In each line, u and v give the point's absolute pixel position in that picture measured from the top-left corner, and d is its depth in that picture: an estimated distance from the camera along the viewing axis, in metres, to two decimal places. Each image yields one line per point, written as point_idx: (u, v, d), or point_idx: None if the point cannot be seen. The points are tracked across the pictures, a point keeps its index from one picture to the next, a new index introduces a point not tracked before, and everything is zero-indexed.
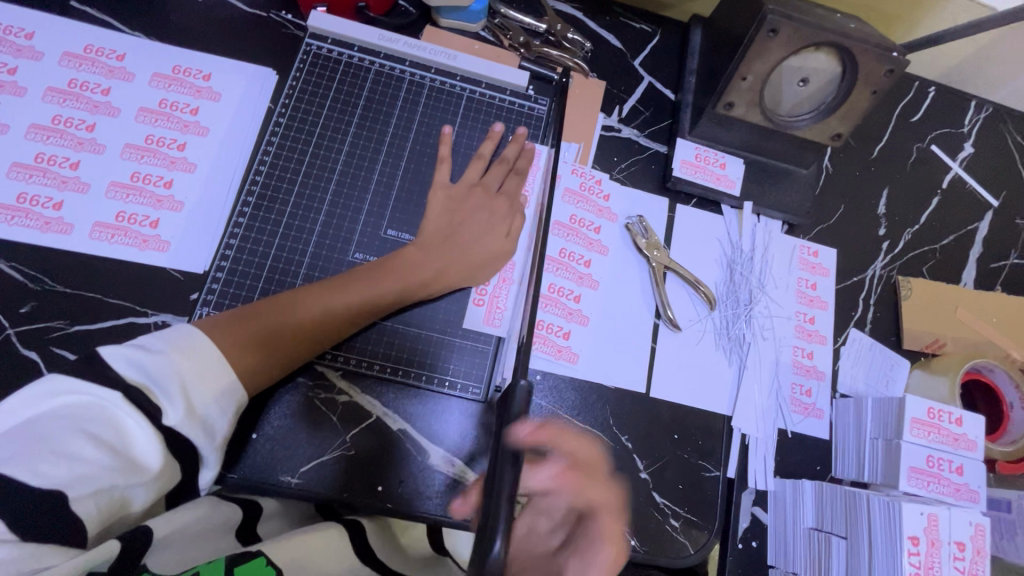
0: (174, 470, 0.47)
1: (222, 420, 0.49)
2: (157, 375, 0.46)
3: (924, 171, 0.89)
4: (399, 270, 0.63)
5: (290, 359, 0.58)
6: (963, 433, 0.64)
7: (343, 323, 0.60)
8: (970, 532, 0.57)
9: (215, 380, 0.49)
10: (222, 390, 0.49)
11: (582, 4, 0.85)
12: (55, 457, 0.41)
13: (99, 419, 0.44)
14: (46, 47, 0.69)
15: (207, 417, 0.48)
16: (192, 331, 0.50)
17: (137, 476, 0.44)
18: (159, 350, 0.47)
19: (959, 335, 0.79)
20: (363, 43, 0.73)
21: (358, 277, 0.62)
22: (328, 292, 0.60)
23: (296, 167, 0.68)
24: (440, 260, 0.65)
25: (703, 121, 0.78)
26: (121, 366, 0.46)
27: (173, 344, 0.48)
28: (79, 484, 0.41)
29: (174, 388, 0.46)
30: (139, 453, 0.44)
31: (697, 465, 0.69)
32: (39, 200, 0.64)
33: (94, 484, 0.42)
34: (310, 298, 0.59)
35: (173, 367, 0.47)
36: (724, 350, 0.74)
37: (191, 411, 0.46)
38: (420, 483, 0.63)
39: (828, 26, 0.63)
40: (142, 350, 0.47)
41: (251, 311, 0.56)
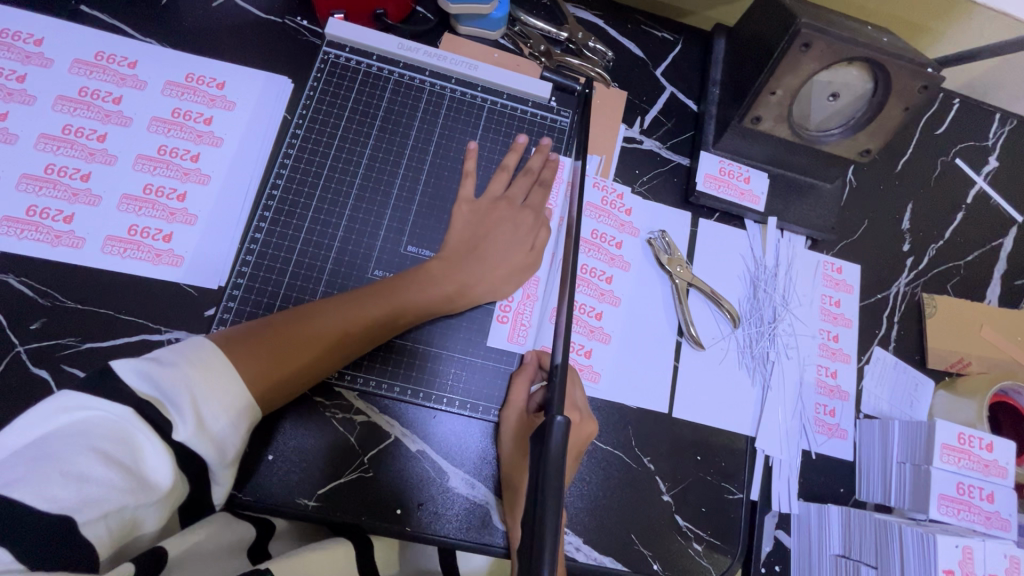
0: (182, 483, 0.46)
1: (233, 435, 0.47)
2: (167, 388, 0.44)
3: (949, 185, 0.87)
4: (421, 287, 0.61)
5: (311, 377, 0.56)
6: (994, 459, 0.63)
7: (365, 339, 0.59)
8: (1005, 564, 0.55)
9: (225, 394, 0.46)
10: (232, 405, 0.47)
11: (603, 11, 0.83)
12: (63, 479, 0.39)
13: (109, 437, 0.42)
14: (56, 54, 0.67)
15: (217, 432, 0.46)
16: (208, 346, 0.48)
17: (148, 495, 0.42)
18: (170, 362, 0.45)
19: (984, 354, 0.78)
20: (382, 52, 0.71)
21: (379, 291, 0.60)
22: (349, 308, 0.58)
23: (314, 180, 0.67)
24: (463, 280, 0.63)
25: (727, 134, 0.76)
26: (130, 378, 0.44)
27: (185, 356, 0.46)
28: (88, 508, 0.39)
29: (184, 404, 0.44)
30: (150, 472, 0.43)
31: (720, 487, 0.68)
32: (49, 213, 0.62)
33: (104, 506, 0.40)
34: (331, 313, 0.57)
35: (184, 380, 0.45)
36: (747, 369, 0.72)
37: (202, 428, 0.45)
38: (438, 506, 0.62)
39: (863, 40, 0.61)
40: (153, 362, 0.45)
41: (271, 328, 0.54)
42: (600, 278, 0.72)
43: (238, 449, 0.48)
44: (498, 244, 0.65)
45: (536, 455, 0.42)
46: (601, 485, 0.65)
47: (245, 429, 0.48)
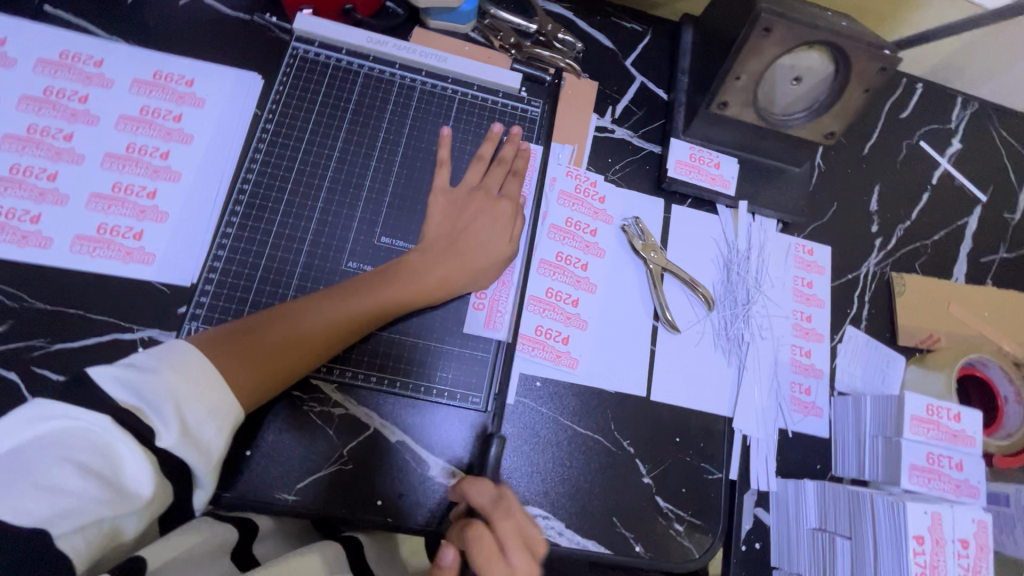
0: (167, 492, 0.44)
1: (217, 439, 0.47)
2: (148, 394, 0.44)
3: (914, 167, 0.90)
4: (403, 278, 0.61)
5: (293, 375, 0.56)
6: (961, 428, 0.64)
7: (344, 335, 0.59)
8: (974, 529, 0.56)
9: (207, 397, 0.47)
10: (216, 407, 0.47)
11: (572, 4, 0.84)
12: (38, 492, 0.39)
13: (85, 447, 0.41)
14: (19, 53, 0.66)
15: (199, 437, 0.46)
16: (187, 350, 0.48)
17: (128, 505, 0.42)
18: (151, 368, 0.46)
19: (952, 330, 0.80)
20: (351, 46, 0.72)
21: (360, 287, 0.60)
22: (328, 304, 0.58)
23: (285, 174, 0.67)
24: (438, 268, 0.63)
25: (696, 121, 0.77)
26: (110, 386, 0.44)
27: (165, 361, 0.47)
28: (64, 520, 0.39)
29: (168, 411, 0.44)
30: (130, 481, 0.42)
31: (699, 467, 0.68)
32: (15, 213, 0.61)
33: (81, 517, 0.39)
34: (310, 312, 0.57)
35: (165, 386, 0.45)
36: (723, 350, 0.73)
37: (186, 433, 0.45)
38: (420, 496, 0.62)
39: (821, 24, 0.63)
40: (134, 369, 0.45)
41: (251, 330, 0.54)
42: (576, 267, 0.72)
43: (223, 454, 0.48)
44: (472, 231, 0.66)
45: None
46: (582, 470, 0.66)
47: (229, 433, 0.48)
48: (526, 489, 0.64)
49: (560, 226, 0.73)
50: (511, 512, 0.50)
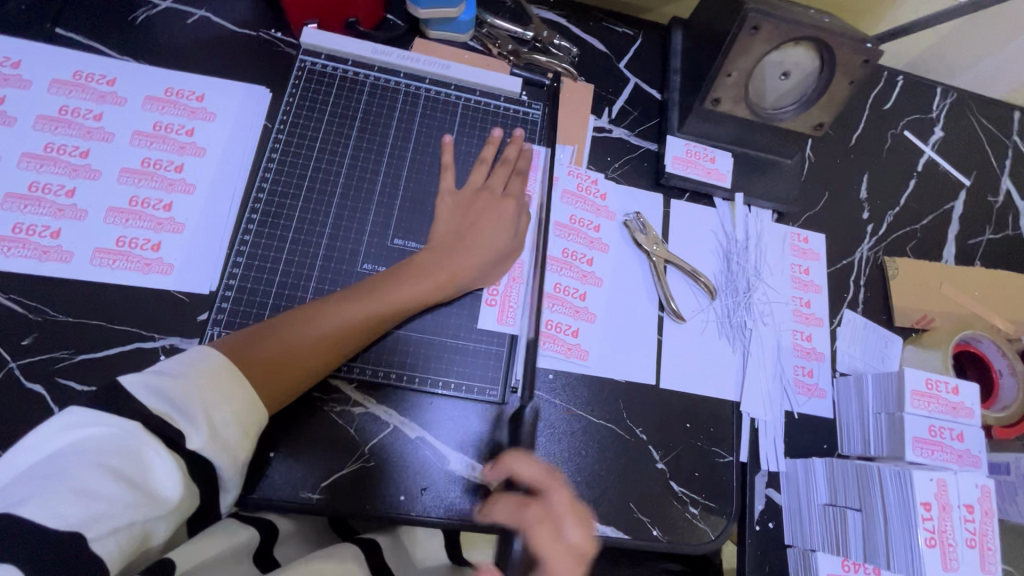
0: (194, 497, 0.45)
1: (243, 443, 0.49)
2: (174, 397, 0.46)
3: (900, 156, 0.93)
4: (414, 279, 0.63)
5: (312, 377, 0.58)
6: (960, 401, 0.67)
7: (360, 337, 0.60)
8: (977, 494, 0.59)
9: (232, 399, 0.48)
10: (241, 409, 0.48)
11: (565, 11, 0.88)
12: (70, 496, 0.38)
13: (117, 452, 0.42)
14: (33, 75, 0.68)
15: (226, 439, 0.47)
16: (210, 356, 0.49)
17: (159, 509, 0.42)
18: (176, 374, 0.47)
19: (945, 310, 0.83)
20: (357, 57, 0.74)
21: (373, 289, 0.61)
22: (343, 308, 0.59)
23: (298, 182, 0.69)
24: (450, 267, 0.65)
25: (691, 118, 0.80)
26: (135, 390, 0.45)
27: (191, 367, 0.48)
28: (96, 524, 0.39)
29: (198, 415, 0.46)
30: (161, 485, 0.43)
31: (711, 451, 0.70)
32: (36, 229, 0.62)
33: (113, 521, 0.39)
34: (326, 315, 0.58)
35: (191, 389, 0.46)
36: (727, 337, 0.75)
37: (215, 436, 0.46)
38: (441, 490, 0.63)
39: (806, 21, 0.66)
40: (159, 374, 0.47)
41: (270, 335, 0.55)
42: (581, 262, 0.75)
43: (247, 457, 0.49)
44: (482, 230, 0.68)
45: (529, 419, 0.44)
46: (597, 458, 0.68)
47: (254, 435, 0.50)
48: None
49: (565, 223, 0.76)
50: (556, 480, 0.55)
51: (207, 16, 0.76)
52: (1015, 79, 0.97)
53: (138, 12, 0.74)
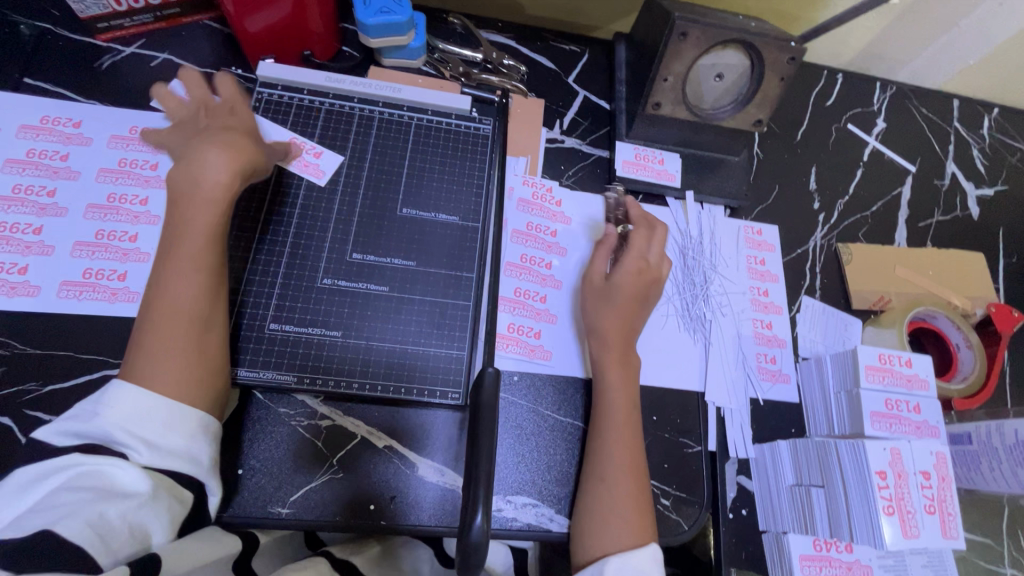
0: (186, 497, 0.50)
1: (196, 443, 0.52)
2: (101, 434, 0.48)
3: (846, 148, 0.97)
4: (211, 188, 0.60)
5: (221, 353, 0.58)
6: (914, 373, 0.68)
7: (210, 283, 0.57)
8: (933, 461, 0.61)
9: (161, 415, 0.50)
10: (181, 421, 0.51)
11: (513, 33, 0.93)
12: (37, 512, 0.43)
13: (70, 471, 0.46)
14: (2, 122, 0.71)
15: (174, 448, 0.50)
16: (117, 390, 0.50)
17: (126, 502, 0.46)
18: (91, 412, 0.49)
19: (900, 290, 0.85)
20: (312, 86, 0.78)
21: (179, 236, 0.58)
22: (175, 272, 0.56)
23: (258, 205, 0.71)
24: (235, 156, 0.62)
25: (637, 123, 0.84)
26: (61, 439, 0.48)
27: (102, 400, 0.50)
28: (67, 522, 0.43)
29: (128, 436, 0.48)
30: (122, 484, 0.47)
31: (679, 442, 0.71)
32: (4, 266, 0.64)
33: (82, 516, 0.44)
34: (169, 295, 0.55)
35: (111, 420, 0.49)
36: (688, 329, 0.77)
37: (156, 446, 0.49)
38: (411, 497, 0.64)
39: (730, 25, 0.70)
40: (78, 420, 0.49)
41: (142, 349, 0.53)
42: (539, 265, 0.77)
43: (209, 452, 0.53)
44: (246, 126, 0.67)
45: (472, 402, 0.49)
46: (567, 456, 0.68)
47: (206, 435, 0.53)
48: (514, 480, 0.66)
49: (522, 229, 0.78)
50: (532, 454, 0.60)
51: (169, 58, 0.80)
52: (949, 69, 1.02)
53: (103, 58, 0.78)
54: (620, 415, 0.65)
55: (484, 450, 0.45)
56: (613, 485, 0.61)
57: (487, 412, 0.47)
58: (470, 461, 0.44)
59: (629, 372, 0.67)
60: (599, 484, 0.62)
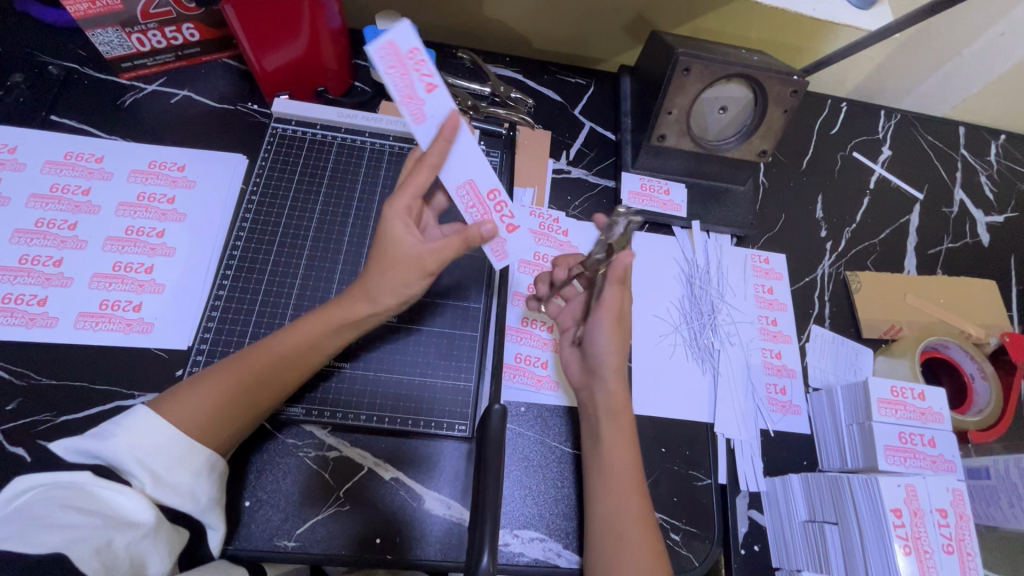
0: (184, 532, 0.51)
1: (199, 482, 0.52)
2: (110, 457, 0.49)
3: (852, 176, 0.97)
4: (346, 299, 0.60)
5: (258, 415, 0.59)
6: (928, 406, 0.67)
7: (297, 368, 0.60)
8: (950, 498, 0.59)
9: (170, 451, 0.51)
10: (188, 460, 0.52)
11: (520, 67, 0.95)
12: (48, 530, 0.43)
13: (84, 499, 0.47)
14: (28, 158, 0.73)
15: (177, 484, 0.51)
16: (144, 414, 0.52)
17: (134, 532, 0.46)
18: (107, 437, 0.50)
19: (911, 319, 0.84)
20: (324, 121, 0.81)
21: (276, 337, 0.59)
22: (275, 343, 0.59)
23: (270, 237, 0.73)
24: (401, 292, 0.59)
25: (642, 154, 0.85)
26: (77, 457, 0.50)
27: (119, 426, 0.51)
28: (76, 544, 0.42)
29: (137, 467, 0.49)
30: (131, 514, 0.47)
31: (688, 475, 0.70)
32: (24, 298, 0.66)
33: (90, 540, 0.43)
34: (262, 353, 0.58)
35: (124, 446, 0.50)
36: (696, 359, 0.77)
37: (161, 482, 0.50)
38: (417, 530, 0.63)
39: (733, 60, 0.71)
40: (93, 439, 0.50)
41: (202, 379, 0.56)
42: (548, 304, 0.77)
43: (211, 491, 0.53)
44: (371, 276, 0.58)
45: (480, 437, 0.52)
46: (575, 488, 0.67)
47: (210, 474, 0.53)
48: (521, 513, 0.66)
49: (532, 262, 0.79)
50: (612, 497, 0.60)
51: (188, 95, 0.83)
52: (953, 98, 1.03)
53: (126, 96, 0.81)
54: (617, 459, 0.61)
55: (490, 485, 0.47)
56: (621, 531, 0.57)
57: (495, 445, 0.50)
58: (478, 499, 0.46)
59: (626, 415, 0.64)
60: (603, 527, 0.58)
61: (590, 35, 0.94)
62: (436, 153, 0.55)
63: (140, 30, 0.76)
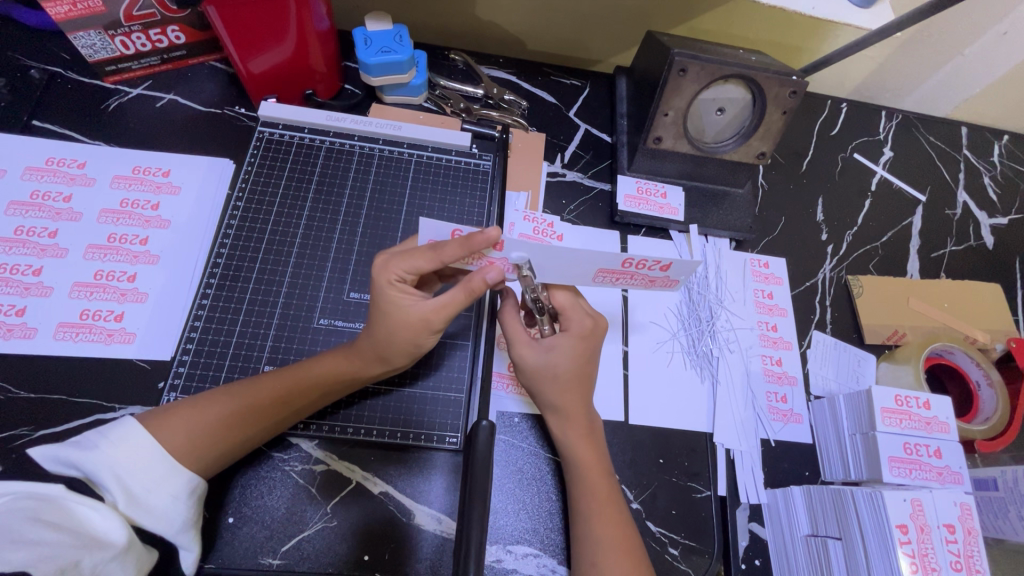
0: (151, 551, 0.50)
1: (176, 504, 0.50)
2: (90, 469, 0.47)
3: (853, 177, 0.96)
4: (354, 354, 0.60)
5: (254, 443, 0.58)
6: (933, 415, 0.65)
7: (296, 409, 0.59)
8: (958, 513, 0.58)
9: (152, 469, 0.49)
10: (167, 481, 0.50)
11: (515, 69, 0.93)
12: (14, 545, 0.40)
13: (57, 513, 0.45)
14: (7, 164, 0.72)
15: (152, 505, 0.49)
16: (130, 429, 0.50)
17: (101, 553, 0.44)
18: (90, 445, 0.48)
19: (916, 324, 0.82)
20: (313, 125, 0.79)
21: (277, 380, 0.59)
22: (276, 384, 0.58)
23: (256, 244, 0.71)
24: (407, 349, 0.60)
25: (638, 157, 0.83)
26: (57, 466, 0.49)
27: (105, 435, 0.49)
28: (43, 563, 0.39)
29: (114, 484, 0.47)
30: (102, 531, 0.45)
31: (687, 487, 0.68)
32: (2, 308, 0.64)
33: (58, 561, 0.40)
34: (261, 390, 0.57)
35: (105, 461, 0.48)
36: (695, 367, 0.75)
37: (135, 503, 0.48)
38: (405, 546, 0.61)
39: (731, 61, 0.69)
40: (76, 448, 0.48)
41: (202, 405, 0.55)
42: None
43: (187, 515, 0.51)
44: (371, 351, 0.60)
45: (467, 458, 0.49)
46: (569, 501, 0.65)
47: (189, 497, 0.51)
48: (514, 528, 0.64)
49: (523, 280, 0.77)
50: (613, 525, 0.58)
51: (174, 99, 0.81)
52: (956, 97, 1.01)
53: (110, 100, 0.79)
54: (594, 479, 0.61)
55: (476, 513, 0.44)
56: (603, 551, 0.56)
57: (481, 467, 0.48)
58: (463, 516, 0.44)
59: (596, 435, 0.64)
60: (592, 546, 0.57)
61: (586, 35, 0.93)
62: (448, 253, 0.54)
63: (123, 33, 0.74)
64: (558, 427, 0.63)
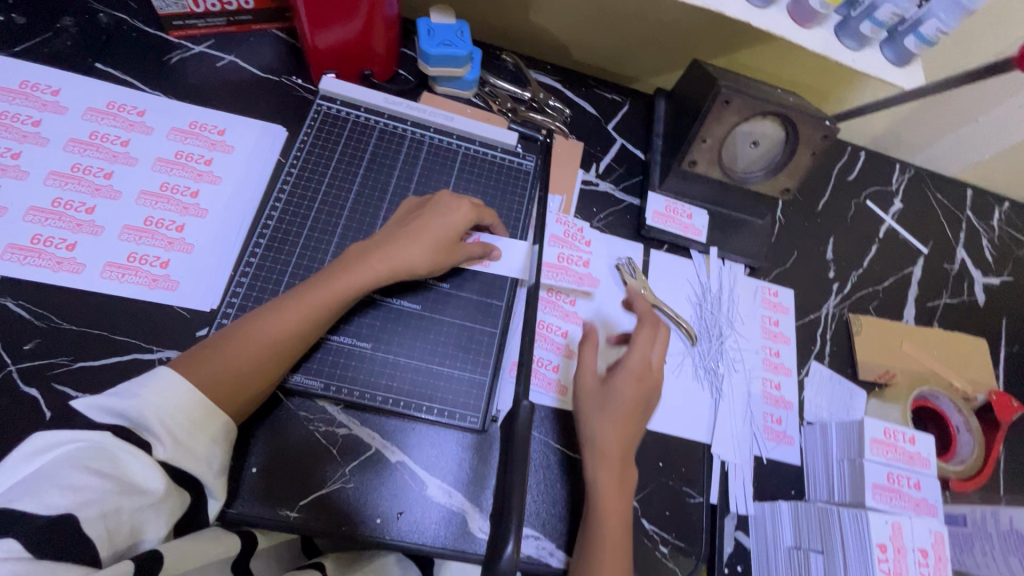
0: (184, 497, 0.51)
1: (214, 449, 0.54)
2: (133, 413, 0.50)
3: (863, 222, 1.01)
4: (351, 274, 0.63)
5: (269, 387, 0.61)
6: (917, 450, 0.70)
7: (310, 329, 0.62)
8: (931, 540, 0.63)
9: (192, 414, 0.52)
10: (208, 426, 0.53)
11: (561, 77, 0.97)
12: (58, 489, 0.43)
13: (99, 457, 0.46)
14: (70, 103, 0.74)
15: (195, 449, 0.52)
16: (174, 380, 0.53)
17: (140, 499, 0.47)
18: (130, 394, 0.51)
19: (906, 366, 0.87)
20: (369, 104, 0.82)
21: (264, 326, 0.59)
22: (297, 304, 0.61)
23: (305, 211, 0.74)
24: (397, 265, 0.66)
25: (670, 177, 0.87)
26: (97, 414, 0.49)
27: (145, 385, 0.52)
28: (85, 508, 0.43)
29: (158, 427, 0.50)
30: (142, 481, 0.47)
31: (681, 491, 0.72)
32: (53, 241, 0.66)
33: (100, 506, 0.44)
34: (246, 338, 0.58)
35: (148, 405, 0.50)
36: (702, 379, 0.80)
37: (179, 447, 0.51)
38: (416, 514, 0.65)
39: (772, 99, 0.74)
40: (115, 396, 0.50)
41: (240, 334, 0.59)
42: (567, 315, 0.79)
43: (222, 460, 0.54)
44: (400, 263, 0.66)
45: (506, 435, 0.52)
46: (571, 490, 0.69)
47: (224, 443, 0.55)
48: None
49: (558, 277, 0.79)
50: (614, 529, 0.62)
51: (234, 60, 0.83)
52: (966, 160, 1.07)
53: (173, 54, 0.81)
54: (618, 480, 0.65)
55: (515, 489, 0.47)
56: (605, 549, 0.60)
57: (519, 446, 0.51)
58: (502, 487, 0.47)
59: (629, 438, 0.67)
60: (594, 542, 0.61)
61: (631, 54, 0.97)
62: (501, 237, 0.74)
63: None
64: (602, 422, 0.67)
